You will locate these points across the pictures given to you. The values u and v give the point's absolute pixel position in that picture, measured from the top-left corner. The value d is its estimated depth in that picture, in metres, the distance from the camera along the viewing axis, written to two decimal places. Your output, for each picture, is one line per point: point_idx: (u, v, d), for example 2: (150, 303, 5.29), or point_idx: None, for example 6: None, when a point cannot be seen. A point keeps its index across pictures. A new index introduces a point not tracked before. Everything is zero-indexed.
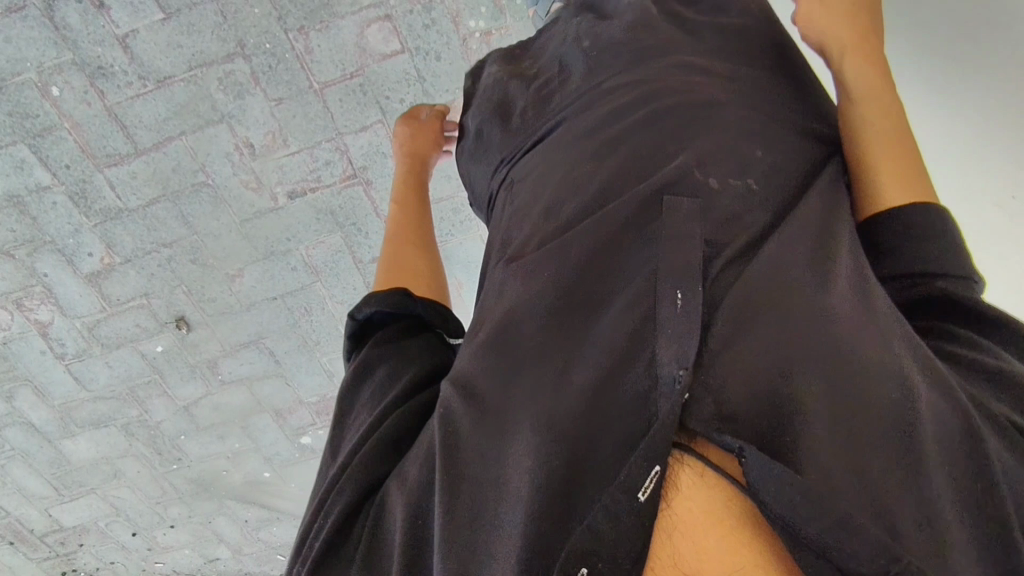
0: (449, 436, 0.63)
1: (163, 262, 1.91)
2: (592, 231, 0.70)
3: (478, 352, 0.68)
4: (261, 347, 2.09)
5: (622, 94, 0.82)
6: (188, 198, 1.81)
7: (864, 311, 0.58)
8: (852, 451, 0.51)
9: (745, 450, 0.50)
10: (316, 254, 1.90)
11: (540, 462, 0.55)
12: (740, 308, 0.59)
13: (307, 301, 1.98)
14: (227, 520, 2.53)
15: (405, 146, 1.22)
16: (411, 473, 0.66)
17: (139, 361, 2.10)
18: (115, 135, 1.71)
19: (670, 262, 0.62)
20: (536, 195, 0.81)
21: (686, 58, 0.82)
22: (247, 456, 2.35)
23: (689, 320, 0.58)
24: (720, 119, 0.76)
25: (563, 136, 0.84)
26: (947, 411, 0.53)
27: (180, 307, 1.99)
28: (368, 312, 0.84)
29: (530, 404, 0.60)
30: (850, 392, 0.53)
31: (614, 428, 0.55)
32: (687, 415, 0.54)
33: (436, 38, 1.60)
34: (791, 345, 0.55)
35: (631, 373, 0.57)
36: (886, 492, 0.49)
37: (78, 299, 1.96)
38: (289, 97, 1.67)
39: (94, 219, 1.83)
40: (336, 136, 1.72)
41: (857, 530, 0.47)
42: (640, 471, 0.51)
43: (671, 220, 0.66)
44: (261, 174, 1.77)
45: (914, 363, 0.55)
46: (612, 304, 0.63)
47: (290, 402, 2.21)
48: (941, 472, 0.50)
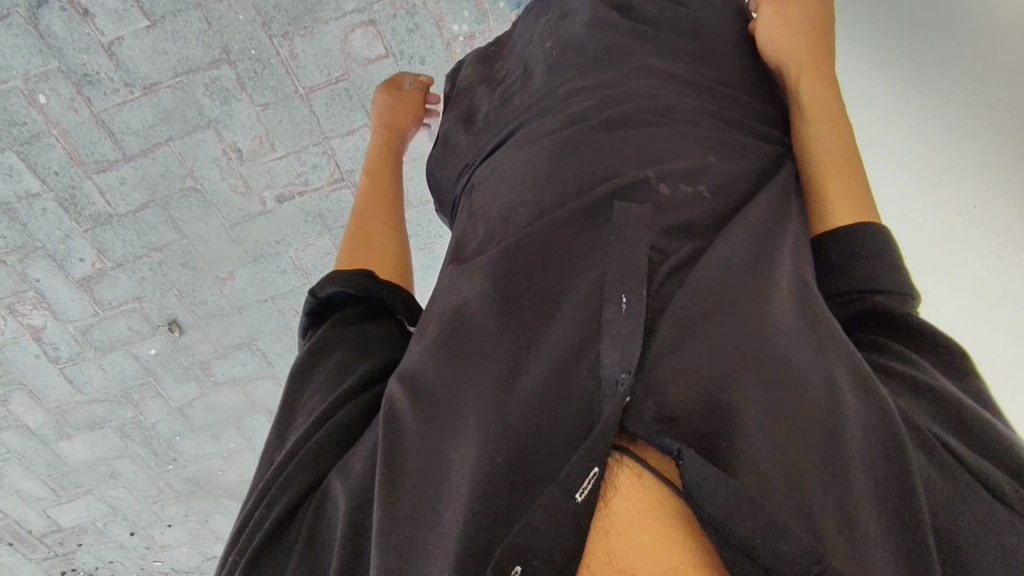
0: (393, 429, 0.62)
1: (153, 266, 1.92)
2: (546, 234, 0.71)
3: (428, 348, 0.68)
4: (254, 348, 2.11)
5: (584, 98, 0.83)
6: (177, 203, 1.82)
7: (803, 316, 0.60)
8: (786, 453, 0.52)
9: (683, 451, 0.52)
10: (305, 256, 1.92)
11: (486, 459, 0.56)
12: (685, 312, 0.61)
13: (298, 303, 2.00)
14: (223, 518, 2.55)
15: (383, 115, 1.23)
16: (355, 469, 0.67)
17: (132, 364, 2.12)
18: (102, 141, 1.72)
19: (619, 268, 0.64)
20: (493, 194, 0.82)
21: (649, 65, 0.84)
22: (243, 456, 2.38)
23: (635, 325, 0.60)
24: (676, 129, 0.78)
25: (522, 137, 0.85)
26: (878, 419, 0.54)
27: (171, 310, 2.01)
28: (330, 292, 0.84)
29: (476, 401, 0.61)
30: (788, 393, 0.54)
31: (557, 429, 0.57)
32: (627, 417, 0.55)
33: (420, 42, 1.61)
34: (733, 349, 0.57)
35: (576, 375, 0.59)
36: (814, 495, 0.50)
37: (70, 303, 1.98)
38: (274, 102, 1.68)
39: (84, 224, 1.84)
40: (323, 140, 1.74)
41: (784, 531, 0.48)
42: (579, 471, 0.52)
43: (623, 225, 0.68)
44: (249, 178, 1.79)
45: (849, 370, 0.56)
46: (564, 303, 0.65)
47: None
48: (865, 478, 0.51)
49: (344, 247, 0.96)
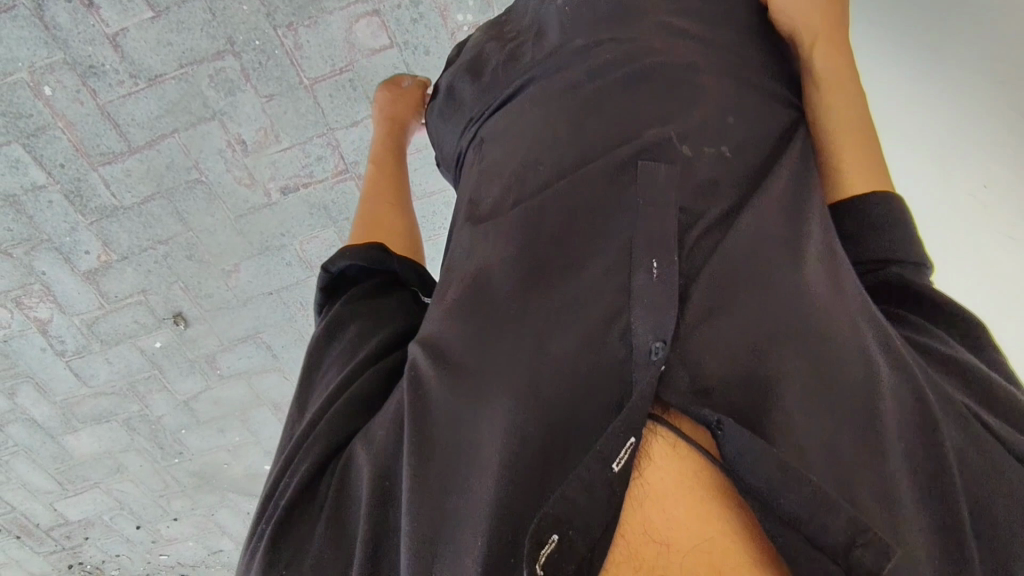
0: (419, 402, 0.64)
1: (160, 258, 1.93)
2: (568, 203, 0.71)
3: (452, 321, 0.68)
4: (259, 341, 2.11)
5: (605, 52, 0.82)
6: (182, 195, 1.82)
7: (832, 290, 0.61)
8: (824, 426, 0.53)
9: (722, 422, 0.54)
10: (310, 249, 1.92)
11: (516, 432, 0.57)
12: (714, 283, 0.61)
13: (304, 295, 2.01)
14: (229, 512, 2.57)
15: (385, 109, 1.24)
16: (377, 435, 0.68)
17: (138, 357, 2.12)
18: (108, 133, 1.72)
19: (648, 232, 0.64)
20: (508, 155, 0.82)
21: (665, 21, 0.82)
22: (248, 449, 2.39)
23: (669, 293, 0.59)
24: (697, 87, 0.77)
25: (538, 96, 0.84)
26: (911, 394, 0.56)
27: (177, 303, 2.01)
28: (342, 266, 0.88)
29: (502, 372, 0.61)
30: (823, 367, 0.56)
31: (591, 399, 0.57)
32: (664, 387, 0.56)
33: (424, 32, 1.61)
34: (767, 321, 0.58)
35: (608, 342, 0.59)
36: (853, 468, 0.52)
37: (77, 296, 1.98)
38: (279, 93, 1.68)
39: (90, 217, 1.84)
40: (328, 131, 1.74)
41: (830, 503, 0.49)
42: (617, 438, 0.53)
43: (648, 184, 0.68)
44: (254, 170, 1.79)
45: (880, 346, 0.59)
46: (587, 271, 0.64)
47: (288, 395, 2.24)
48: (900, 451, 0.53)
49: (354, 224, 0.99)
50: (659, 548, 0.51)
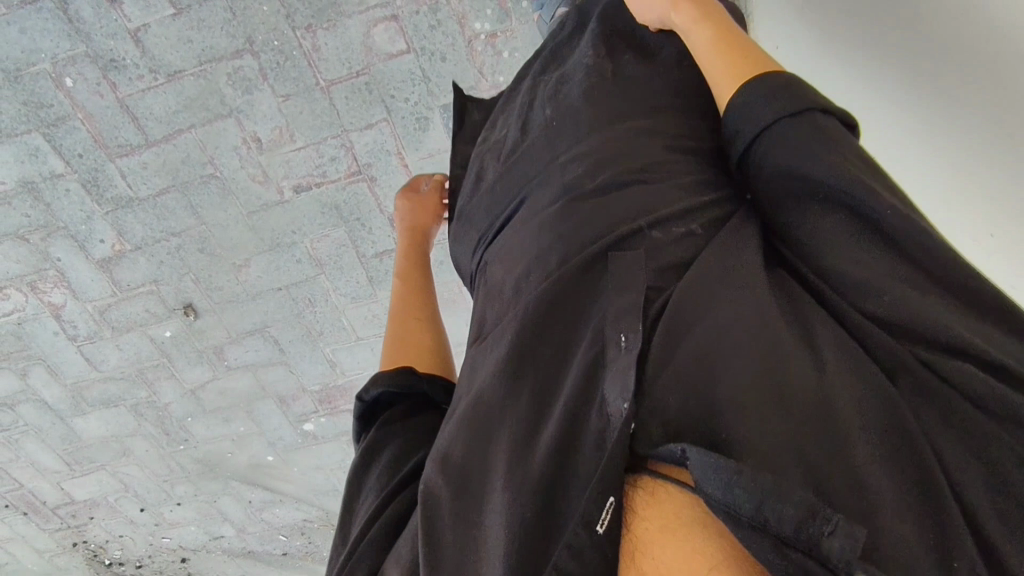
0: (430, 510, 0.68)
1: (172, 250, 1.95)
2: (551, 290, 0.72)
3: (453, 425, 0.72)
4: (266, 335, 2.14)
5: (575, 165, 0.83)
6: (196, 189, 1.84)
7: (794, 328, 0.64)
8: (790, 447, 0.54)
9: (686, 452, 0.53)
10: (320, 248, 1.94)
11: (512, 524, 0.60)
12: (669, 334, 0.63)
13: (311, 292, 2.03)
14: (231, 500, 2.61)
15: (406, 219, 1.20)
16: (405, 551, 0.70)
17: (148, 345, 2.16)
18: (126, 126, 1.74)
19: (617, 310, 0.67)
20: (506, 269, 0.82)
21: (637, 126, 0.85)
22: (251, 439, 2.42)
23: (630, 357, 0.62)
24: (667, 178, 0.79)
25: (529, 209, 0.85)
26: (880, 409, 0.57)
27: (187, 294, 2.04)
28: (374, 393, 0.89)
29: (498, 470, 0.65)
30: (783, 399, 0.57)
31: (573, 471, 0.60)
32: (637, 442, 0.57)
33: (441, 38, 1.62)
34: (724, 355, 0.60)
35: (586, 419, 0.62)
36: (826, 482, 0.52)
37: (90, 283, 2.01)
38: (296, 94, 1.69)
39: (105, 206, 1.87)
40: (342, 133, 1.75)
41: (784, 493, 0.49)
42: (595, 504, 0.53)
43: (620, 270, 0.70)
44: (268, 168, 1.81)
45: (852, 381, 0.59)
46: (570, 361, 0.67)
47: (293, 389, 2.27)
48: (877, 463, 0.54)
49: (384, 351, 0.99)
50: None
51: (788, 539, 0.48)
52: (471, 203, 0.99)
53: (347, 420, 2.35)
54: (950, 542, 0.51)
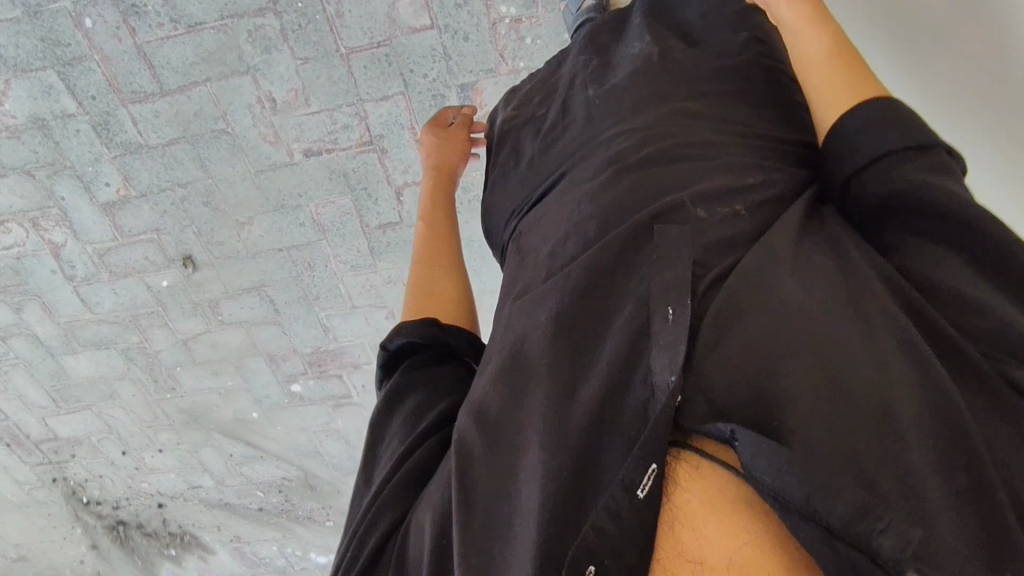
0: (462, 460, 0.69)
1: (177, 201, 1.96)
2: (594, 260, 0.73)
3: (490, 380, 0.73)
4: (263, 294, 2.16)
5: (623, 140, 0.87)
6: (207, 143, 1.84)
7: (847, 300, 0.62)
8: (836, 427, 0.53)
9: (736, 433, 0.54)
10: (325, 213, 1.96)
11: (549, 477, 0.60)
12: (723, 309, 0.63)
13: (312, 256, 2.05)
14: (213, 452, 2.65)
15: (432, 151, 1.25)
16: (433, 499, 0.71)
17: (144, 292, 2.17)
18: (141, 73, 1.73)
19: (663, 283, 0.66)
20: (544, 235, 0.86)
21: (680, 107, 0.88)
22: (239, 394, 2.45)
23: (679, 332, 0.62)
24: (714, 158, 0.80)
25: (571, 182, 0.89)
26: (936, 391, 0.55)
27: (188, 246, 2.06)
28: (399, 342, 0.90)
29: (535, 424, 0.65)
30: (835, 377, 0.56)
31: (616, 436, 0.60)
32: (682, 416, 0.57)
33: (466, 18, 1.61)
34: (778, 331, 0.60)
35: (631, 386, 0.62)
36: (870, 463, 0.52)
37: (92, 225, 2.02)
38: (315, 58, 1.69)
39: (114, 150, 1.87)
40: (357, 102, 1.75)
41: (833, 488, 0.49)
42: (637, 469, 0.55)
43: (664, 244, 0.70)
44: (280, 129, 1.81)
45: (905, 358, 0.58)
46: (613, 324, 0.67)
47: (285, 349, 2.31)
48: (926, 444, 0.53)
49: (407, 298, 1.00)
50: (692, 568, 0.53)
51: (837, 532, 0.48)
52: (506, 180, 1.04)
53: (334, 384, 2.40)
54: (1000, 532, 0.49)
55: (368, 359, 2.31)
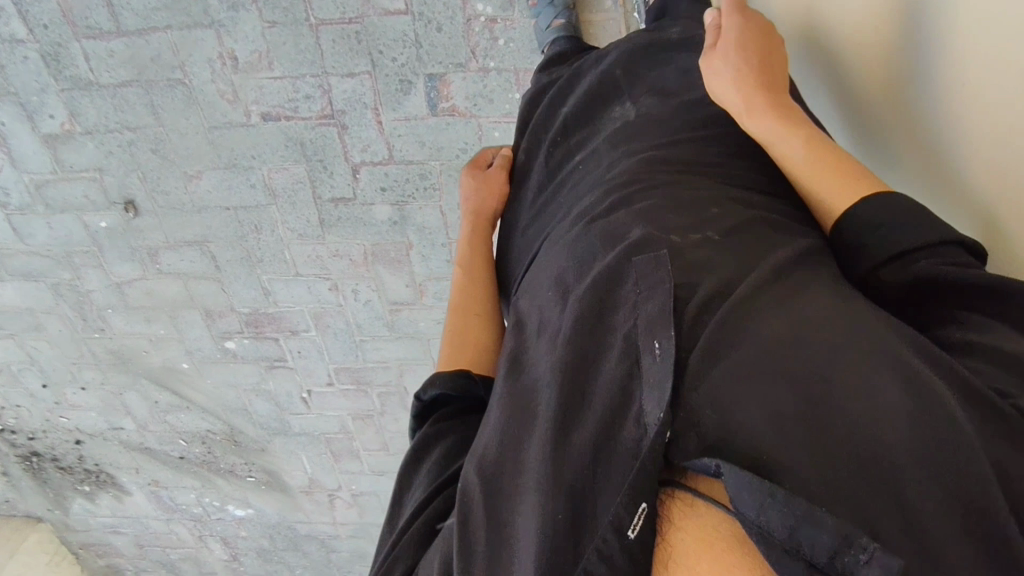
0: (465, 503, 0.73)
1: (124, 144, 1.90)
2: (585, 300, 0.76)
3: (493, 422, 0.77)
4: (205, 249, 2.14)
5: (604, 187, 0.93)
6: (161, 90, 1.79)
7: (846, 336, 0.64)
8: (827, 468, 0.55)
9: (721, 468, 0.56)
10: (277, 178, 1.93)
11: (546, 521, 0.63)
12: (719, 341, 0.65)
13: (259, 219, 2.04)
14: (138, 397, 2.62)
15: (471, 200, 1.22)
16: (442, 538, 0.75)
17: (80, 230, 2.12)
18: (99, 10, 1.68)
19: (649, 318, 0.69)
20: (541, 275, 0.90)
21: (655, 152, 0.94)
22: (170, 344, 2.42)
23: (667, 365, 0.64)
24: (687, 193, 0.85)
25: (557, 233, 0.95)
26: (934, 426, 0.57)
27: (131, 190, 2.01)
28: (432, 394, 0.94)
29: (533, 467, 0.69)
30: (827, 418, 0.58)
31: (612, 475, 0.63)
32: (671, 452, 0.60)
33: (441, 9, 1.62)
34: (772, 368, 0.62)
35: (624, 425, 0.65)
36: (870, 505, 0.54)
37: (32, 156, 1.95)
38: (282, 23, 1.66)
39: (62, 84, 1.80)
40: (322, 75, 1.72)
41: (819, 520, 0.52)
42: (627, 509, 0.58)
43: (639, 275, 0.74)
44: (239, 89, 1.77)
45: (903, 394, 0.59)
46: (606, 362, 0.70)
47: (222, 306, 2.29)
48: (930, 481, 0.55)
49: (444, 347, 1.06)
50: None
51: (822, 566, 0.51)
52: (523, 232, 1.12)
53: (269, 346, 2.39)
54: (1007, 565, 0.52)
55: (307, 327, 2.31)
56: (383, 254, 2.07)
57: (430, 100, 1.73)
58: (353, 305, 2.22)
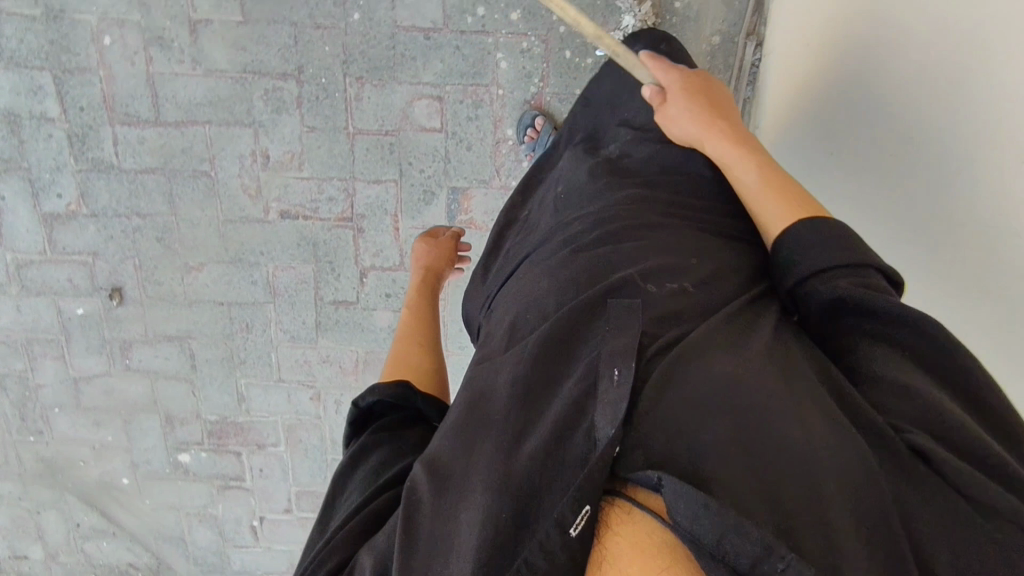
0: (410, 503, 0.76)
1: (129, 229, 1.88)
2: (554, 328, 0.80)
3: (447, 435, 0.79)
4: (185, 346, 2.03)
5: (580, 224, 0.99)
6: (184, 180, 1.82)
7: (781, 377, 0.71)
8: (754, 487, 0.61)
9: (662, 479, 0.60)
10: (281, 277, 1.92)
11: (488, 517, 0.67)
12: (668, 371, 0.70)
13: (252, 318, 1.98)
14: (57, 518, 2.27)
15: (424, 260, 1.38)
16: (381, 538, 0.77)
17: (52, 316, 2.00)
18: (142, 99, 1.73)
19: (613, 350, 0.73)
20: (511, 304, 0.94)
21: (632, 194, 1.00)
22: (114, 454, 2.18)
23: (623, 390, 0.68)
24: (657, 239, 0.91)
25: (530, 265, 1.00)
26: (850, 455, 0.65)
27: (122, 278, 1.94)
28: (370, 401, 0.96)
29: (480, 470, 0.72)
30: (761, 447, 0.64)
31: (556, 483, 0.66)
32: (619, 465, 0.63)
33: (474, 130, 1.74)
34: (718, 398, 0.67)
35: (574, 437, 0.68)
36: (794, 523, 0.60)
37: (25, 234, 1.89)
38: (321, 129, 1.75)
39: (81, 165, 1.81)
40: (350, 179, 1.80)
41: (744, 530, 0.56)
42: (572, 508, 0.61)
43: (614, 313, 0.78)
44: (264, 185, 1.82)
45: (827, 429, 0.67)
46: (564, 383, 0.75)
47: (186, 412, 2.12)
48: (844, 505, 0.62)
49: (386, 368, 1.07)
50: None
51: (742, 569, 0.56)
52: (492, 270, 1.15)
53: (228, 463, 2.18)
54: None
55: (276, 441, 2.14)
56: (374, 363, 2.02)
57: (450, 212, 1.82)
58: (331, 419, 2.10)
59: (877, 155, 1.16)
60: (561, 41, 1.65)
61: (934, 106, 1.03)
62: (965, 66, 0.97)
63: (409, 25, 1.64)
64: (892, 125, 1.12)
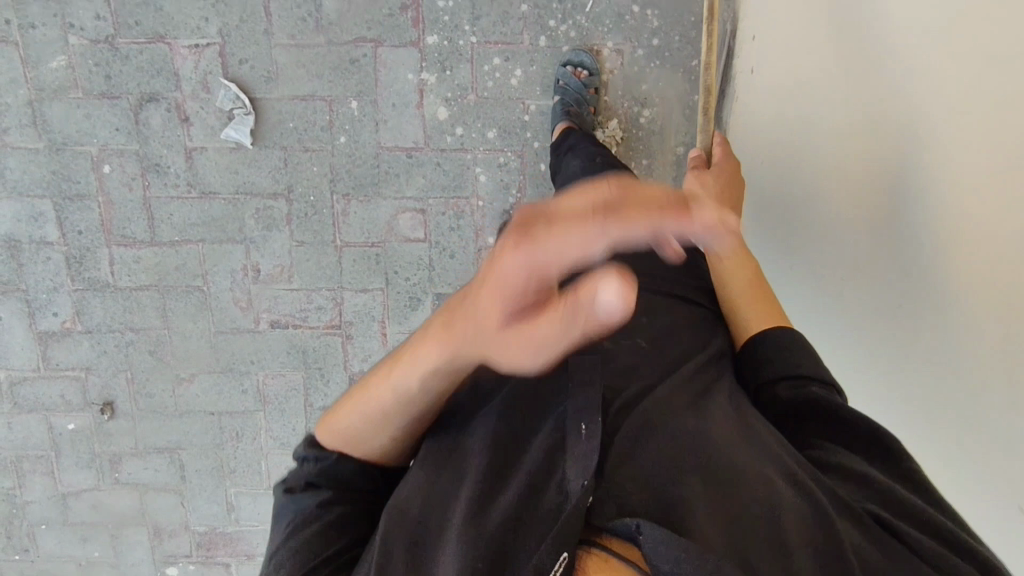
0: (381, 556, 0.75)
1: (122, 344, 1.92)
2: (523, 385, 0.87)
3: (419, 485, 0.82)
4: (175, 457, 2.02)
5: None
6: (177, 295, 1.87)
7: (737, 439, 0.83)
8: (721, 532, 0.70)
9: (641, 526, 0.65)
10: (271, 385, 1.95)
11: (465, 567, 0.69)
12: (632, 437, 0.80)
13: (242, 426, 1.99)
14: None
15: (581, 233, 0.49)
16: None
17: (43, 432, 2.00)
18: (139, 222, 1.81)
19: (580, 403, 0.81)
20: None
21: None
22: (100, 571, 2.13)
23: (592, 442, 0.77)
24: None
25: None
26: (812, 508, 0.74)
27: (113, 392, 1.96)
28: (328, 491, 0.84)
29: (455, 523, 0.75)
30: (726, 500, 0.74)
31: (532, 533, 0.71)
32: (593, 513, 0.69)
33: (457, 239, 1.81)
34: (678, 460, 0.78)
35: (545, 492, 0.74)
36: (761, 562, 0.68)
37: (20, 352, 1.93)
38: (310, 242, 1.82)
39: (78, 285, 1.87)
40: (338, 289, 1.85)
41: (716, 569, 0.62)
42: (549, 556, 0.64)
43: (575, 369, 0.85)
44: (254, 297, 1.87)
45: (786, 479, 0.78)
46: (534, 441, 0.81)
47: (174, 524, 2.09)
48: (810, 553, 0.69)
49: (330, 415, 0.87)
50: None
51: None
52: None
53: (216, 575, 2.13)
54: None
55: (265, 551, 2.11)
56: None
57: None
58: None
59: (854, 241, 1.22)
60: (536, 155, 1.73)
61: (871, 197, 1.15)
62: (890, 162, 1.10)
63: (392, 146, 1.73)
64: (842, 213, 1.24)
